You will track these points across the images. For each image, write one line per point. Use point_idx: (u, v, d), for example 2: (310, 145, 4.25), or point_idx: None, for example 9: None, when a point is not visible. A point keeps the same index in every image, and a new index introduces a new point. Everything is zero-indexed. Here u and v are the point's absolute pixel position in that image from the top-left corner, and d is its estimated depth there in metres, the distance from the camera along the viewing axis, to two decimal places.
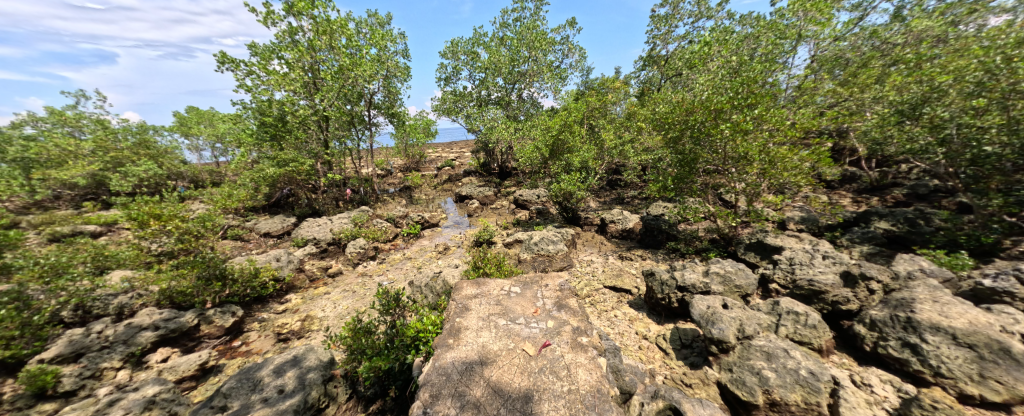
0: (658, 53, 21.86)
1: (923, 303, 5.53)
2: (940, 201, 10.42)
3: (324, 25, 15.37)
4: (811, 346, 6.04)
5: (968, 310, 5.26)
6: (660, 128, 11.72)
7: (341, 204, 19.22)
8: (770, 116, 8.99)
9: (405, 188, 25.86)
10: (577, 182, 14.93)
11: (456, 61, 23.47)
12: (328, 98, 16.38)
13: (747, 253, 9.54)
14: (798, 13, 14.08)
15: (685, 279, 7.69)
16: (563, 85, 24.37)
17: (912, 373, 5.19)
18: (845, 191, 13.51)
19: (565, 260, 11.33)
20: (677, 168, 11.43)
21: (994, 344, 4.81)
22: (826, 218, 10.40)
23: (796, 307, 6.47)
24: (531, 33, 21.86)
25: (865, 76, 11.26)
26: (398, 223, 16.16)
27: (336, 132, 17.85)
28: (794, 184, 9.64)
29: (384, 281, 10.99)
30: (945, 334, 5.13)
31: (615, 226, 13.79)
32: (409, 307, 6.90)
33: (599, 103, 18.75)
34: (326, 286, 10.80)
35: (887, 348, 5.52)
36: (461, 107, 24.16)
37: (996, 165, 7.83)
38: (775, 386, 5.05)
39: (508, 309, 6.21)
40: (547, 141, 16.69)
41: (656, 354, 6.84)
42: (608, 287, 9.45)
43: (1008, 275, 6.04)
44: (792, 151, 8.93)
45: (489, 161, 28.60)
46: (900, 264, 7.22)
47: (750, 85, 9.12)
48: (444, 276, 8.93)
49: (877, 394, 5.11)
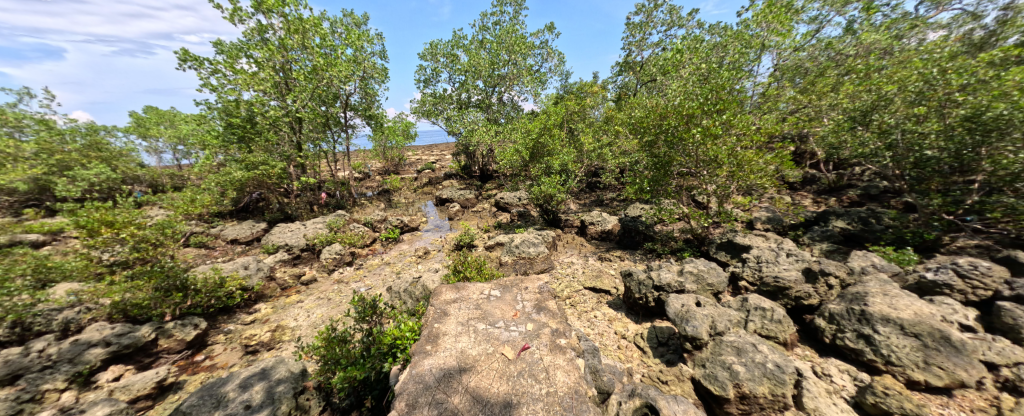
0: (633, 59, 22.44)
1: (875, 297, 5.93)
2: (889, 201, 11.30)
3: (296, 23, 14.94)
4: (777, 340, 6.35)
5: (914, 302, 5.71)
6: (637, 132, 12.08)
7: (315, 209, 18.62)
8: (737, 121, 9.50)
9: (384, 192, 25.28)
10: (558, 185, 15.09)
11: (436, 63, 23.22)
12: (301, 99, 15.78)
13: (719, 252, 9.99)
14: (761, 25, 14.79)
15: (661, 278, 7.90)
16: (542, 89, 24.56)
17: (866, 362, 5.55)
18: (806, 192, 14.38)
19: (546, 262, 11.45)
20: (652, 171, 11.77)
21: (936, 333, 5.23)
22: (789, 218, 11.03)
23: (763, 303, 6.77)
24: (510, 37, 21.93)
25: (822, 85, 12.04)
26: (376, 228, 15.80)
27: (310, 134, 17.27)
28: (761, 186, 10.19)
29: (361, 287, 10.69)
30: (894, 325, 5.51)
31: (595, 227, 14.05)
32: (387, 314, 6.73)
33: (578, 107, 19.06)
34: (299, 294, 10.38)
35: (844, 339, 5.87)
36: (441, 109, 24.08)
37: (936, 168, 8.55)
38: (744, 380, 5.25)
39: (487, 313, 6.17)
40: (527, 144, 16.62)
41: (634, 353, 6.98)
42: (588, 288, 9.59)
43: (947, 269, 6.60)
44: (757, 155, 9.48)
45: (469, 164, 28.46)
46: (855, 260, 7.74)
47: (719, 92, 9.61)
48: (424, 281, 8.77)
49: (836, 384, 5.45)
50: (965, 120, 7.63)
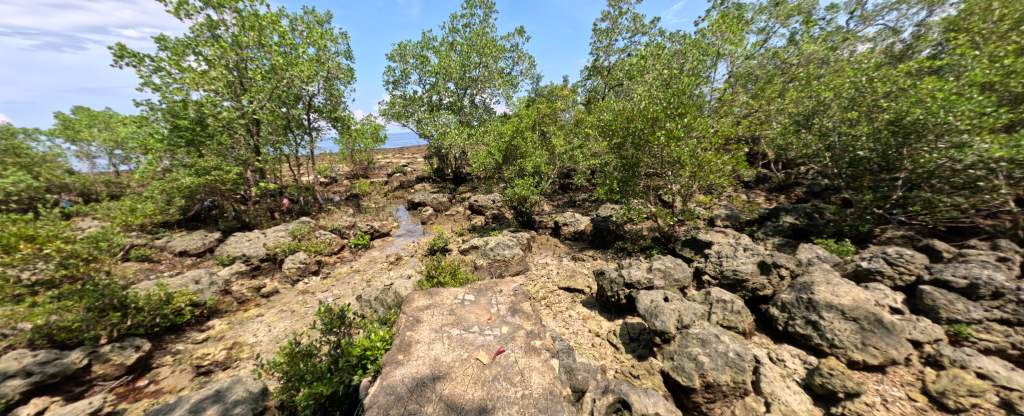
0: (600, 64, 23.14)
1: (820, 285, 6.47)
2: (830, 197, 12.40)
3: (251, 20, 14.09)
4: (737, 330, 6.75)
5: (853, 289, 6.29)
6: (606, 134, 12.44)
7: (277, 216, 17.57)
8: (697, 124, 10.06)
9: (352, 197, 24.33)
10: (531, 187, 15.20)
11: (405, 65, 22.73)
12: (258, 100, 14.86)
13: (684, 249, 10.49)
14: (716, 34, 15.76)
15: (632, 276, 8.17)
16: (514, 92, 24.71)
17: (814, 346, 6.03)
18: (760, 190, 15.46)
19: (521, 264, 11.49)
20: (621, 172, 12.17)
21: (871, 316, 5.78)
22: (745, 215, 11.80)
23: (725, 295, 7.18)
24: (480, 40, 21.93)
25: (770, 91, 13.02)
26: (344, 234, 15.16)
27: (269, 136, 16.29)
28: (720, 185, 10.82)
29: (329, 297, 10.20)
30: (836, 310, 6.04)
31: (568, 228, 14.31)
32: (356, 324, 6.46)
33: (549, 110, 19.36)
34: (259, 307, 9.72)
35: (795, 326, 6.34)
36: (411, 112, 23.60)
37: (868, 167, 9.50)
38: (709, 370, 5.52)
39: (461, 318, 6.09)
40: (500, 146, 16.64)
41: (608, 350, 7.16)
42: (563, 288, 9.73)
43: (878, 257, 7.34)
44: (716, 156, 10.08)
45: (442, 167, 28.06)
46: (803, 253, 8.42)
47: (680, 97, 10.12)
48: (395, 288, 8.50)
49: (789, 368, 5.88)
50: (889, 123, 8.50)
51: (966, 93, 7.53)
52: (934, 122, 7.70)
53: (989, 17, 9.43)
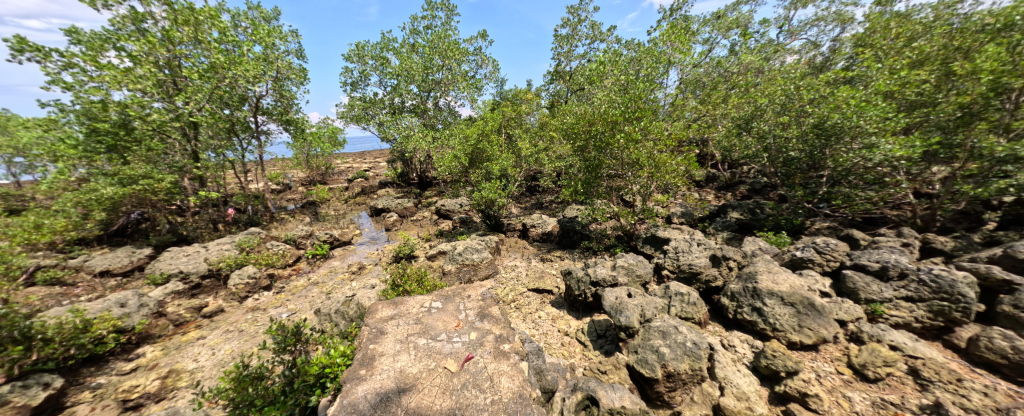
0: (562, 69, 23.77)
1: (763, 274, 7.06)
2: (769, 193, 13.65)
3: (185, 13, 12.86)
4: (693, 320, 7.18)
5: (789, 276, 6.94)
6: (569, 137, 12.75)
7: (221, 228, 16.06)
8: (652, 128, 10.63)
9: (309, 205, 22.89)
10: (498, 190, 15.19)
11: (363, 66, 21.87)
12: (195, 101, 13.55)
13: (644, 246, 11.01)
14: (667, 43, 16.80)
15: (597, 274, 8.41)
16: (478, 95, 24.63)
17: (760, 331, 6.56)
18: (710, 189, 16.66)
19: (490, 267, 11.41)
20: (585, 174, 12.53)
21: (806, 301, 6.41)
22: (698, 212, 12.65)
23: (682, 288, 7.62)
24: (442, 42, 21.66)
25: (716, 97, 14.10)
26: (299, 245, 14.20)
27: (210, 141, 14.89)
28: (675, 185, 11.50)
29: (283, 313, 9.48)
30: (777, 297, 6.62)
31: (536, 230, 14.48)
32: (314, 340, 6.04)
33: (513, 113, 19.53)
34: (201, 329, 8.81)
35: (743, 313, 6.86)
36: (372, 114, 22.74)
37: (799, 166, 10.57)
38: (670, 360, 5.80)
39: (428, 327, 5.92)
40: (466, 150, 16.48)
41: (576, 348, 7.30)
42: (532, 290, 9.79)
43: (809, 247, 8.17)
44: (670, 157, 10.72)
45: (406, 171, 27.29)
46: (748, 245, 9.17)
47: (636, 101, 10.64)
48: (358, 299, 8.07)
49: (739, 353, 6.35)
50: (814, 127, 9.52)
51: (873, 101, 8.62)
52: (849, 125, 8.73)
53: (888, 35, 10.94)
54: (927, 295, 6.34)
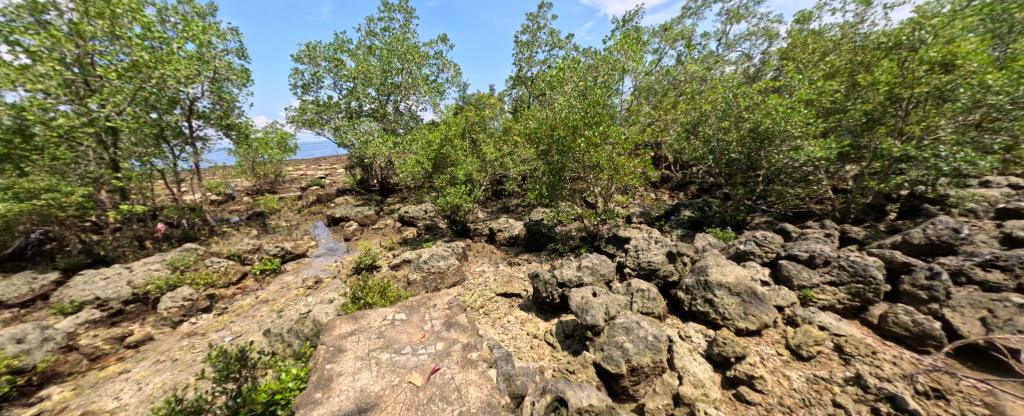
0: (524, 74, 24.12)
1: (712, 268, 7.62)
2: (716, 192, 14.81)
3: (99, 5, 11.37)
4: (653, 315, 7.55)
5: (735, 268, 7.55)
6: (532, 141, 12.94)
7: (150, 245, 14.30)
8: (610, 132, 11.11)
9: (256, 216, 21.10)
10: (464, 195, 15.01)
11: (315, 68, 20.69)
12: (114, 103, 12.00)
13: (607, 246, 11.42)
14: (621, 52, 17.69)
15: (563, 275, 8.57)
16: (440, 99, 24.26)
17: (712, 321, 7.04)
18: (665, 189, 17.71)
19: (457, 274, 11.21)
20: (549, 177, 12.77)
21: (750, 290, 7.00)
22: (655, 211, 13.38)
23: (642, 285, 7.99)
24: (401, 45, 21.11)
25: (667, 103, 15.06)
26: (246, 260, 13.01)
27: (134, 148, 13.24)
28: (633, 186, 12.07)
29: (227, 336, 8.61)
30: (725, 288, 7.16)
31: (503, 234, 14.48)
32: (262, 364, 5.55)
33: (477, 117, 19.44)
34: (124, 362, 7.74)
35: (697, 305, 7.34)
36: (326, 119, 21.54)
37: (740, 167, 11.57)
38: (633, 354, 6.04)
39: (391, 340, 5.69)
40: (429, 155, 16.10)
41: (545, 350, 7.37)
42: (500, 294, 9.75)
43: (751, 240, 8.95)
44: (628, 160, 11.26)
45: (366, 177, 26.13)
46: (699, 241, 9.85)
47: (595, 107, 11.06)
48: (314, 315, 7.54)
49: (694, 343, 6.78)
50: (750, 131, 10.49)
51: (797, 108, 9.69)
52: (779, 130, 9.72)
53: (807, 50, 12.38)
54: (846, 278, 7.20)
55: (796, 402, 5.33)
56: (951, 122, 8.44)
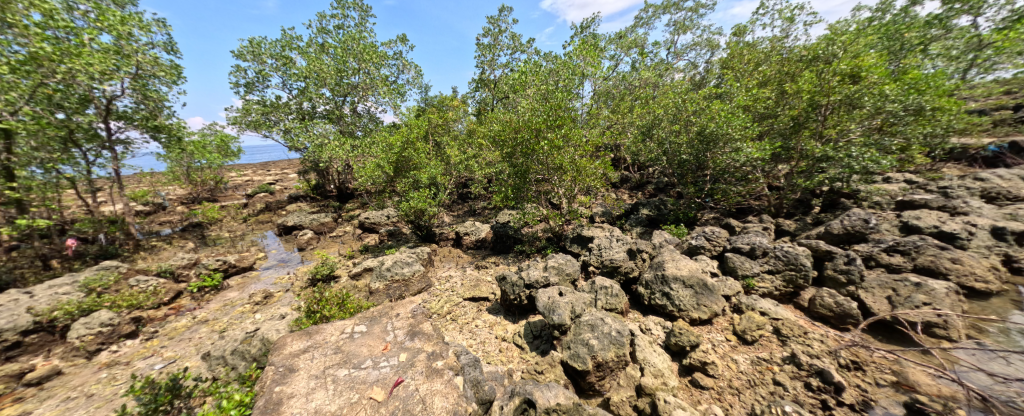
0: (487, 77, 24.10)
1: (668, 263, 8.07)
2: (671, 191, 15.75)
3: None
4: (616, 311, 7.83)
5: (688, 263, 8.06)
6: (497, 144, 12.94)
7: (58, 265, 12.35)
8: (572, 135, 11.41)
9: (194, 227, 19.06)
10: (428, 199, 14.63)
11: (261, 65, 19.18)
12: (5, 102, 10.24)
13: (572, 245, 11.69)
14: (580, 57, 18.30)
15: (530, 277, 8.62)
16: (401, 100, 23.52)
17: (669, 313, 7.44)
18: (625, 189, 18.54)
19: (423, 280, 10.88)
20: (514, 179, 12.83)
21: (701, 282, 7.50)
22: (616, 210, 13.95)
23: (605, 282, 8.26)
24: (357, 44, 20.21)
25: (624, 107, 15.79)
26: (181, 277, 11.67)
27: (34, 154, 11.38)
28: (595, 187, 12.48)
29: (158, 364, 7.65)
30: (680, 281, 7.62)
31: (470, 237, 14.29)
32: (199, 393, 4.98)
33: (440, 120, 19.09)
34: (22, 404, 6.58)
35: (655, 299, 7.72)
36: (275, 120, 20.02)
37: (691, 167, 12.40)
38: (598, 350, 6.21)
39: (350, 355, 5.38)
40: (389, 158, 15.54)
41: (514, 352, 7.35)
42: (467, 299, 9.60)
43: (702, 236, 9.62)
44: (589, 162, 11.63)
45: (322, 183, 24.61)
46: (656, 237, 10.39)
47: (557, 110, 11.31)
48: (262, 333, 6.92)
49: (654, 335, 7.13)
50: (698, 134, 11.30)
51: (737, 113, 10.60)
52: (722, 133, 10.57)
53: (744, 60, 13.61)
54: (781, 267, 7.96)
55: (743, 384, 5.78)
56: (859, 126, 9.69)
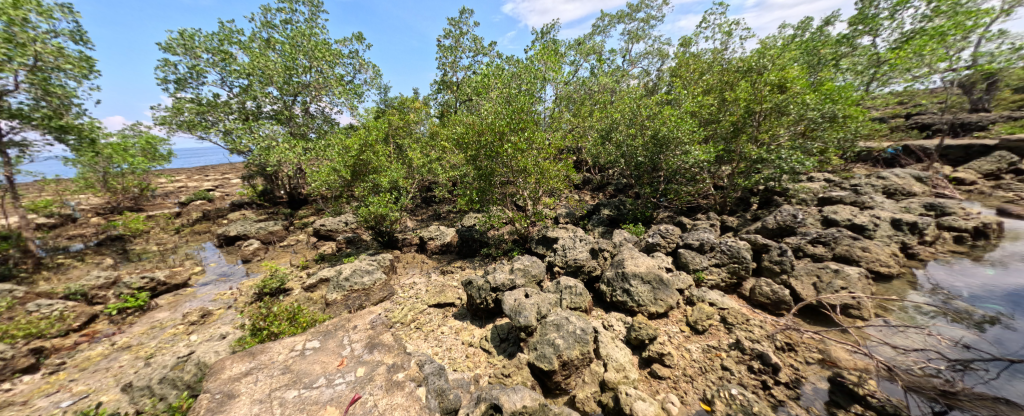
0: (449, 79, 23.79)
1: (627, 261, 8.43)
2: (629, 191, 16.51)
3: None
4: (581, 309, 8.02)
5: (645, 259, 8.48)
6: (460, 147, 12.78)
7: None
8: (535, 138, 11.58)
9: (113, 240, 16.74)
10: (389, 203, 14.08)
11: (196, 60, 17.41)
12: None
13: (538, 246, 11.82)
14: (541, 62, 18.69)
15: (496, 280, 8.56)
16: (359, 101, 22.49)
17: (630, 308, 7.76)
18: (587, 190, 19.14)
19: (385, 289, 10.42)
20: (478, 182, 12.74)
21: (657, 277, 7.92)
22: (579, 211, 14.35)
23: (570, 282, 8.44)
24: (308, 41, 19.03)
25: (584, 112, 16.34)
26: (97, 298, 10.18)
27: None
28: (558, 188, 12.75)
29: (66, 401, 6.58)
30: (638, 277, 7.99)
31: (434, 242, 13.95)
32: None
33: (400, 121, 18.49)
34: None
35: (617, 296, 8.01)
36: (213, 120, 18.24)
37: (646, 169, 13.10)
38: (564, 349, 6.30)
39: (301, 374, 5.00)
40: (346, 162, 14.77)
41: (481, 357, 7.25)
42: (433, 305, 9.34)
43: (657, 233, 10.17)
44: (552, 165, 11.88)
45: (271, 188, 22.78)
46: (617, 236, 10.82)
47: (519, 113, 11.43)
48: (198, 357, 6.21)
49: (616, 330, 7.39)
50: (652, 138, 11.98)
51: (685, 118, 11.39)
52: (673, 136, 11.29)
53: (690, 70, 14.68)
54: (726, 260, 8.64)
55: (696, 371, 6.16)
56: (787, 131, 10.83)
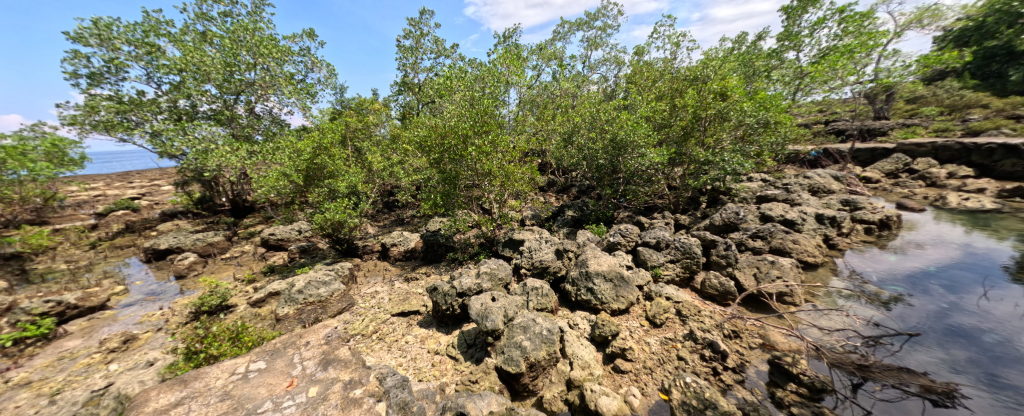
0: (410, 80, 23.16)
1: (590, 260, 8.68)
2: (592, 193, 17.04)
3: None
4: (547, 310, 8.11)
5: (607, 258, 8.78)
6: (422, 150, 12.47)
7: None
8: (498, 141, 11.59)
9: (7, 260, 14.23)
10: (347, 209, 13.36)
11: (115, 53, 15.41)
12: None
13: (504, 249, 11.81)
14: (504, 65, 18.81)
15: (462, 285, 8.41)
16: (312, 101, 21.17)
17: (594, 306, 7.98)
18: (552, 192, 19.50)
19: (343, 300, 9.84)
20: (442, 186, 12.49)
21: (619, 275, 8.23)
22: (544, 213, 14.55)
23: (536, 283, 8.51)
24: (252, 36, 17.59)
25: (547, 115, 16.65)
26: None
27: None
28: (523, 191, 12.85)
29: None
30: (601, 276, 8.25)
31: (397, 248, 13.44)
32: None
33: (358, 123, 17.65)
34: None
35: (581, 295, 8.21)
36: (138, 120, 16.22)
37: (607, 171, 13.62)
38: (531, 351, 6.32)
39: (244, 400, 4.55)
40: (297, 166, 13.81)
41: (447, 365, 7.07)
42: (396, 315, 8.97)
43: (618, 233, 10.59)
44: (516, 167, 11.95)
45: (211, 195, 20.69)
46: (580, 237, 11.10)
47: (482, 116, 11.38)
48: (117, 390, 5.42)
49: (581, 328, 7.55)
50: (611, 142, 12.49)
51: (640, 123, 12.01)
52: (630, 140, 11.85)
53: (644, 77, 15.54)
54: (680, 256, 9.19)
55: (655, 363, 6.47)
56: (729, 135, 11.81)
